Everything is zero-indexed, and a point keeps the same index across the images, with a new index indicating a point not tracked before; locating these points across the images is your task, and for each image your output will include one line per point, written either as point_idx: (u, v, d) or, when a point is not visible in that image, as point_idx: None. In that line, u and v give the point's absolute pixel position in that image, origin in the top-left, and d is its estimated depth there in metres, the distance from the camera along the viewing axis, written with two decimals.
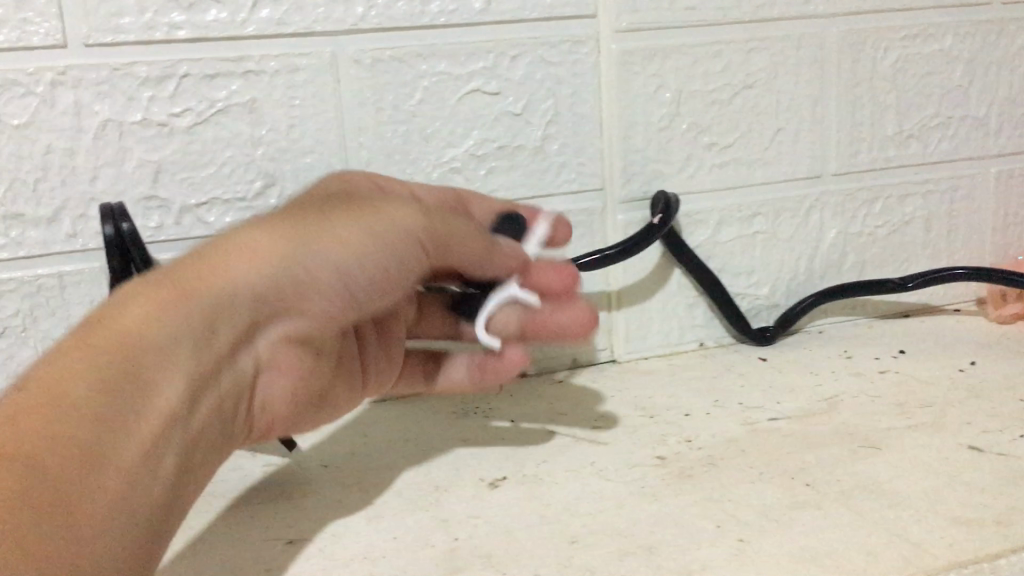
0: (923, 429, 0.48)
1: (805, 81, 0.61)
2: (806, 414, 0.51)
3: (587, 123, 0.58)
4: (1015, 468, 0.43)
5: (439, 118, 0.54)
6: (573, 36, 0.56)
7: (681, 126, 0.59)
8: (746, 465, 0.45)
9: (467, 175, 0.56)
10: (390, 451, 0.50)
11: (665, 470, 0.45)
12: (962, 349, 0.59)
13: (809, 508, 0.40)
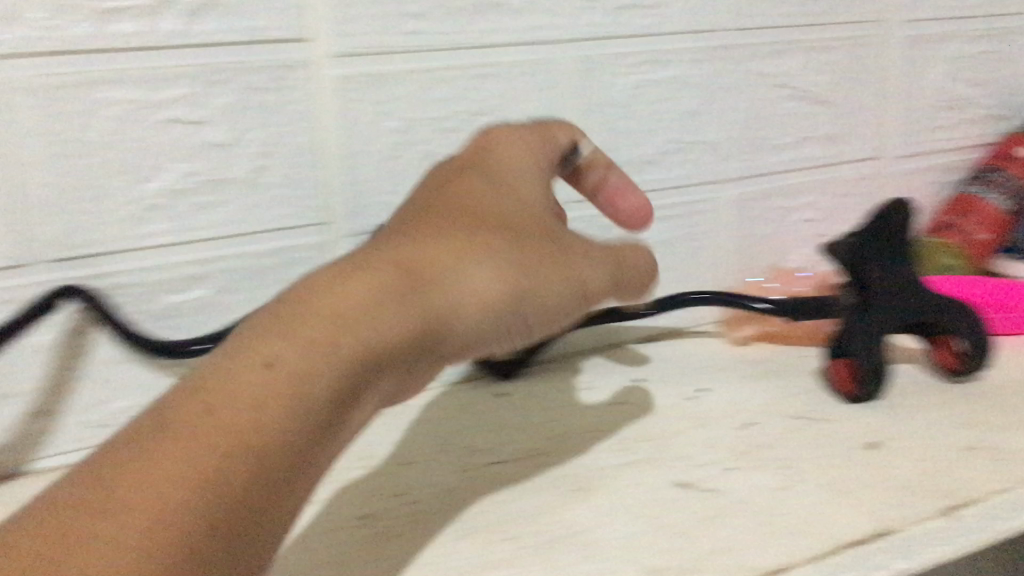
0: (639, 464, 0.47)
1: (536, 108, 0.60)
2: (525, 452, 0.50)
3: (303, 155, 0.54)
4: (716, 504, 0.43)
5: (129, 151, 0.49)
6: (282, 60, 0.51)
7: (405, 154, 0.57)
8: (452, 521, 0.43)
9: (168, 213, 0.51)
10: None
11: (363, 532, 0.42)
12: (696, 373, 0.60)
13: (511, 568, 0.39)
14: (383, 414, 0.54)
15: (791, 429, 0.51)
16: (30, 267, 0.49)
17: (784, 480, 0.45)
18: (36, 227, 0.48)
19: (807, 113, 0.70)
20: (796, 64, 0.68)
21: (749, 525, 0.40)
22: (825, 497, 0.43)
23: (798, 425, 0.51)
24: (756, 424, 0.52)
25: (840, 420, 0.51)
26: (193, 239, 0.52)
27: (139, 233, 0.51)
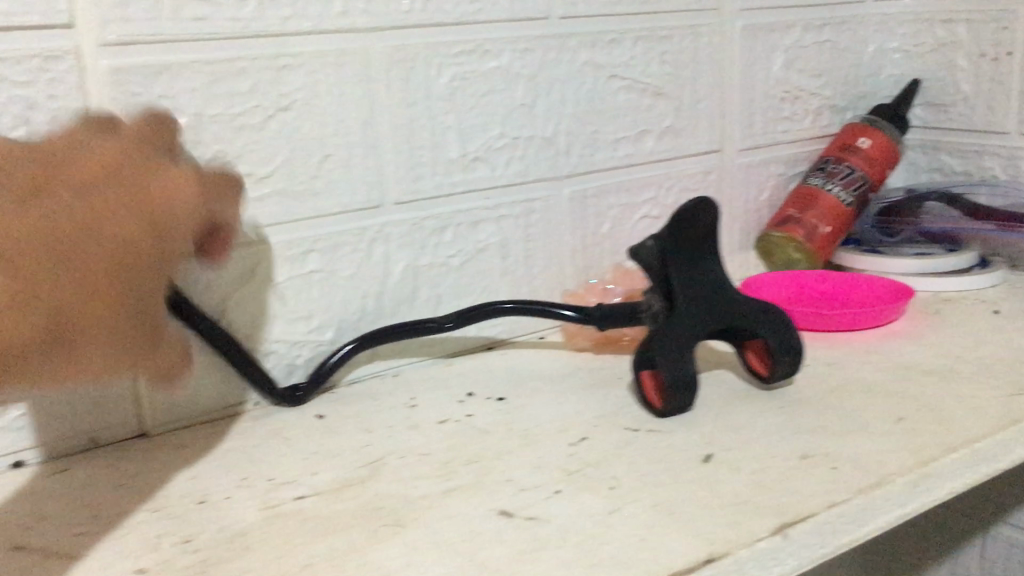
0: (926, 424, 0.45)
1: (770, 91, 0.71)
2: (800, 404, 0.48)
3: (542, 102, 0.60)
4: (933, 436, 0.44)
5: (404, 100, 0.55)
6: (539, 31, 0.59)
7: (649, 116, 0.65)
8: (741, 464, 0.42)
9: (434, 156, 0.57)
10: (372, 446, 0.47)
11: (649, 469, 0.42)
12: (989, 342, 0.56)
13: (814, 511, 0.37)
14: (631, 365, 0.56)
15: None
16: (330, 215, 0.54)
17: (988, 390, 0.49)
18: (341, 186, 0.54)
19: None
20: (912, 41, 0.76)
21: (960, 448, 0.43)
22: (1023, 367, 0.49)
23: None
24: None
25: None
26: (456, 179, 0.58)
27: (414, 175, 0.56)
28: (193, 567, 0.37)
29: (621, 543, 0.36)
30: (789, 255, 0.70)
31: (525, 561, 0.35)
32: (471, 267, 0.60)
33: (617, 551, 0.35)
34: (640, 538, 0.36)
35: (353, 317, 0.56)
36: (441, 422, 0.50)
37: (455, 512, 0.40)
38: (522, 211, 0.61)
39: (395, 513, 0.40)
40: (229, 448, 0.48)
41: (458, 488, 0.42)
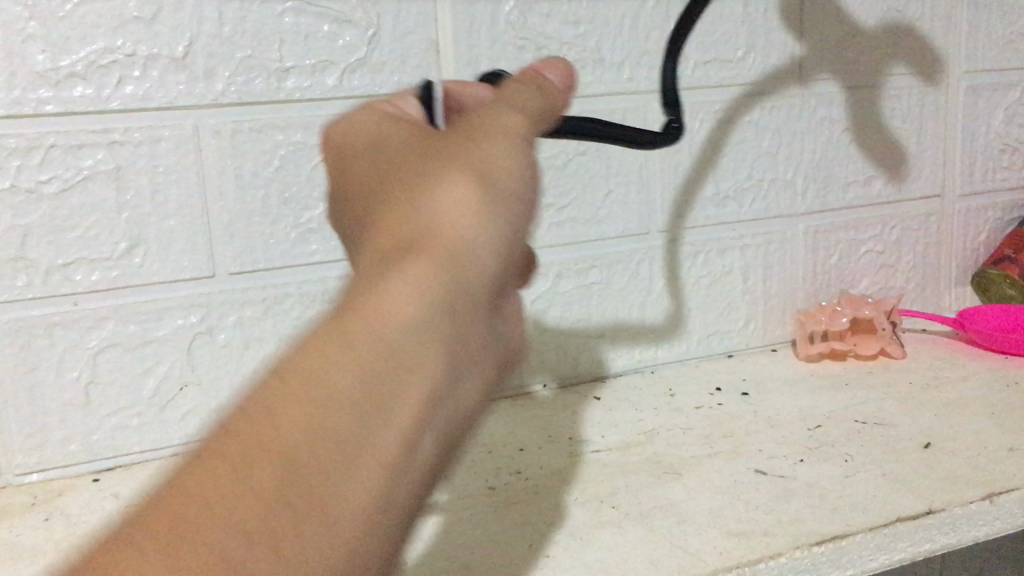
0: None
1: (990, 142, 0.78)
2: (1010, 409, 0.57)
3: (783, 149, 0.71)
4: None
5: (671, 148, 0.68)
6: (783, 91, 0.70)
7: (876, 163, 0.75)
8: (959, 451, 0.51)
9: (693, 194, 0.69)
10: (645, 421, 0.60)
11: (882, 450, 0.52)
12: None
13: (1019, 485, 0.47)
14: (857, 375, 0.66)
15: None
16: (610, 239, 0.67)
17: None
18: (619, 215, 0.67)
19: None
20: None
21: None
22: None
23: None
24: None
25: None
26: (709, 214, 0.70)
27: (676, 208, 0.69)
28: (531, 488, 0.50)
29: (858, 496, 0.47)
30: (1004, 291, 0.77)
31: (783, 503, 0.47)
32: (718, 286, 0.71)
33: (860, 500, 0.46)
34: (873, 494, 0.47)
35: (621, 323, 0.69)
36: (698, 407, 0.61)
37: (722, 468, 0.51)
38: (763, 242, 0.72)
39: (672, 466, 0.52)
40: (531, 415, 0.62)
41: (718, 453, 0.54)
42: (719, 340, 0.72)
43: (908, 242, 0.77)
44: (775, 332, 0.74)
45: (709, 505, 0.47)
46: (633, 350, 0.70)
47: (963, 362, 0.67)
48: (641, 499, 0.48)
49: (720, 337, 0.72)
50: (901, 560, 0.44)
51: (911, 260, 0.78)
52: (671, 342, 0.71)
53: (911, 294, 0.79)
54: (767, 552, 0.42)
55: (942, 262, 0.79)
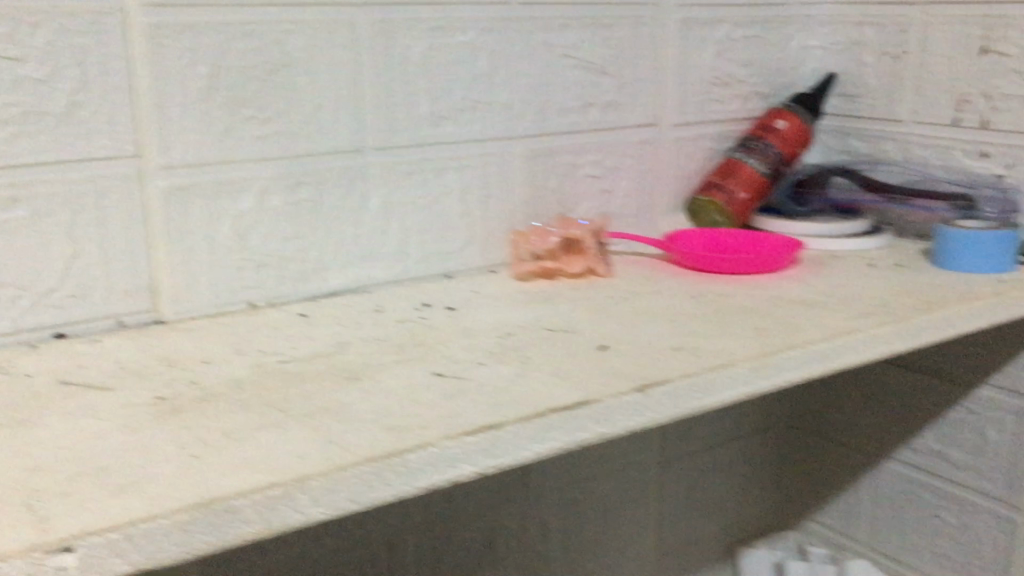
0: (778, 330, 0.58)
1: (701, 76, 0.82)
2: (686, 318, 0.60)
3: (499, 72, 0.72)
4: (779, 341, 0.56)
5: (383, 65, 0.67)
6: (498, 13, 0.71)
7: (591, 91, 0.77)
8: (625, 353, 0.54)
9: (407, 114, 0.68)
10: (343, 335, 0.59)
11: (555, 354, 0.54)
12: (856, 284, 0.68)
13: (669, 379, 0.50)
14: (562, 292, 0.68)
15: (907, 326, 0.59)
16: (319, 155, 0.66)
17: (837, 314, 0.61)
18: (329, 132, 0.66)
19: (987, 67, 0.76)
20: (826, 42, 0.88)
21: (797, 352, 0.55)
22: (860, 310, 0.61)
23: (877, 305, 0.63)
24: (883, 315, 0.60)
25: (916, 288, 0.66)
26: (425, 134, 0.69)
27: (389, 127, 0.68)
28: (202, 396, 0.49)
29: (521, 392, 0.48)
30: (712, 219, 0.82)
31: (447, 400, 0.48)
32: (436, 207, 0.71)
33: (525, 394, 0.48)
34: (536, 390, 0.49)
35: (333, 241, 0.68)
36: (400, 321, 0.62)
37: (402, 373, 0.52)
38: (481, 164, 0.73)
39: (354, 373, 0.52)
40: (228, 333, 0.60)
41: (405, 361, 0.54)
42: (438, 261, 0.72)
43: (624, 170, 0.80)
44: (494, 254, 0.75)
45: (377, 406, 0.47)
46: (348, 270, 0.69)
47: (661, 280, 0.71)
48: (306, 401, 0.48)
49: (439, 259, 0.72)
50: (554, 449, 0.46)
51: (627, 188, 0.81)
52: (387, 262, 0.70)
53: (629, 220, 0.82)
54: (418, 443, 0.42)
55: (657, 190, 0.83)
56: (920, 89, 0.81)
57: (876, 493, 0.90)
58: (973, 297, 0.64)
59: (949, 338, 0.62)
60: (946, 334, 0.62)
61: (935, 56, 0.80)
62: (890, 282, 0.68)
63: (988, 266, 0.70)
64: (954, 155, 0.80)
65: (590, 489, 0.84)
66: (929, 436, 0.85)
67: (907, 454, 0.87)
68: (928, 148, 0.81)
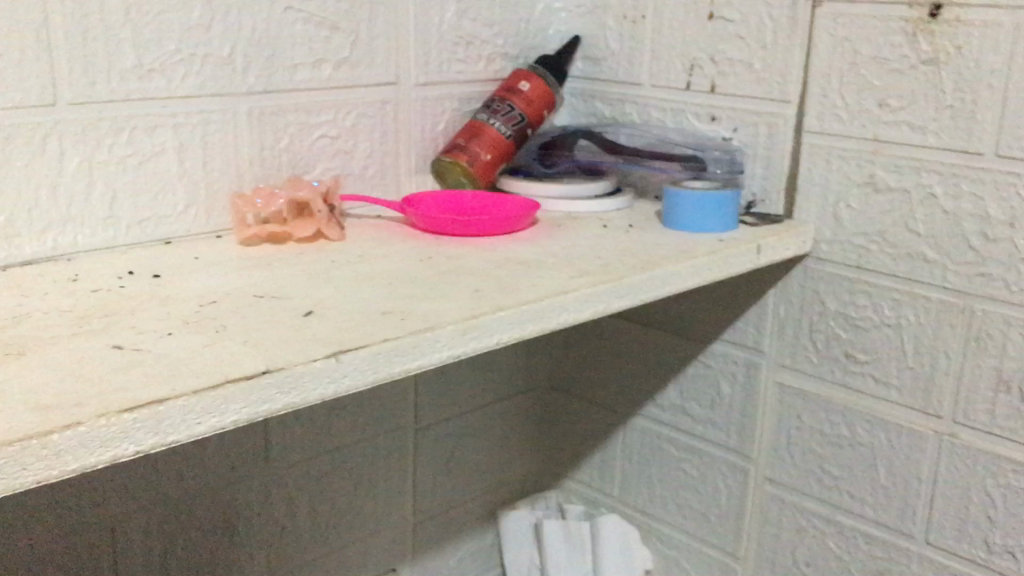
0: (494, 291, 0.57)
1: (442, 35, 0.81)
2: (405, 281, 0.59)
3: (218, 25, 0.67)
4: (492, 302, 0.55)
5: (76, 10, 0.60)
6: None
7: (324, 47, 0.73)
8: (329, 318, 0.52)
9: (110, 66, 0.63)
10: (23, 307, 0.53)
11: (254, 322, 0.51)
12: (585, 244, 0.68)
13: (369, 344, 0.48)
14: (286, 257, 0.64)
15: (622, 284, 0.60)
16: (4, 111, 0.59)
17: (557, 273, 0.61)
18: (14, 83, 0.59)
19: (714, 33, 0.78)
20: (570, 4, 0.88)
21: (511, 313, 0.54)
22: (580, 272, 0.61)
23: (599, 266, 0.63)
24: (600, 274, 0.61)
25: (643, 247, 0.68)
26: (131, 90, 0.64)
27: (87, 79, 0.62)
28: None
29: (201, 363, 0.45)
30: (457, 180, 0.81)
31: (115, 375, 0.44)
32: (150, 168, 0.66)
33: (205, 364, 0.45)
34: (219, 359, 0.46)
35: (26, 206, 0.61)
36: (93, 291, 0.56)
37: (76, 347, 0.47)
38: (200, 122, 0.68)
39: (19, 349, 0.47)
40: None
41: (84, 333, 0.49)
42: (154, 226, 0.67)
43: (364, 130, 0.78)
44: (220, 219, 0.71)
45: (30, 384, 0.42)
46: (45, 237, 0.62)
47: (394, 243, 0.69)
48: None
49: (155, 224, 0.67)
50: (232, 422, 0.43)
51: (368, 148, 0.78)
52: (94, 229, 0.64)
53: (371, 182, 0.79)
54: (64, 423, 0.38)
55: (400, 151, 0.81)
56: (656, 53, 0.83)
57: (627, 449, 0.93)
58: (691, 256, 0.66)
59: (666, 295, 0.63)
60: (664, 291, 0.63)
61: (668, 21, 0.81)
62: (618, 242, 0.69)
63: (713, 226, 0.73)
64: (688, 119, 0.82)
65: (340, 459, 0.82)
66: (671, 392, 0.88)
67: (653, 410, 0.89)
68: (665, 112, 0.83)
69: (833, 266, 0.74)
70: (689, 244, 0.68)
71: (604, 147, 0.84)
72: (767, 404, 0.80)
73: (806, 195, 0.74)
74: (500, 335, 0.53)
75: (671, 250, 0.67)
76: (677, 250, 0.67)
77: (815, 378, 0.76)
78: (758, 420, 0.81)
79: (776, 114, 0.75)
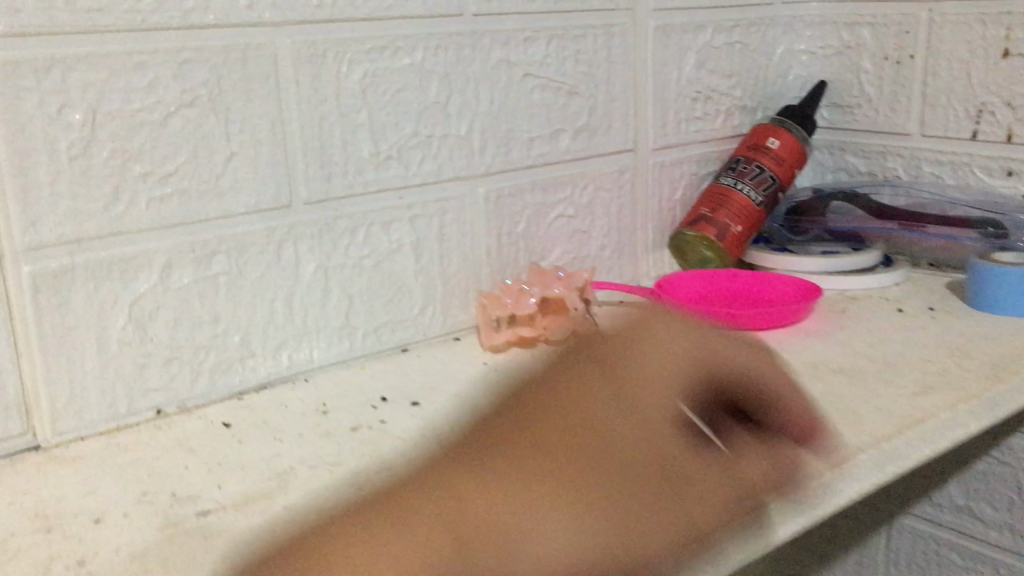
0: (833, 421, 0.47)
1: (681, 90, 0.71)
2: None
3: (455, 101, 0.59)
4: (842, 437, 0.44)
5: (312, 98, 0.53)
6: (452, 29, 0.57)
7: (560, 114, 0.64)
8: (602, 407, 0.39)
9: (346, 158, 0.55)
10: (282, 456, 0.45)
11: (502, 437, 0.38)
12: (896, 339, 0.57)
13: (732, 515, 0.38)
14: (551, 370, 0.55)
15: (980, 400, 0.49)
16: (239, 218, 0.51)
17: (890, 387, 0.50)
18: (247, 185, 0.51)
19: (1012, 73, 0.66)
20: (812, 46, 0.77)
21: (871, 453, 0.43)
22: (919, 386, 0.50)
23: (934, 372, 0.52)
24: (948, 388, 0.50)
25: (970, 342, 0.56)
26: (368, 183, 0.56)
27: (322, 174, 0.54)
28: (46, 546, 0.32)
29: None
30: (701, 254, 0.71)
31: (369, 563, 0.32)
32: (386, 268, 0.58)
33: (483, 533, 0.33)
34: (494, 515, 0.33)
35: (262, 323, 0.53)
36: (354, 429, 0.48)
37: (372, 525, 0.38)
38: (437, 211, 0.60)
39: (304, 533, 0.38)
40: (129, 462, 0.45)
41: (371, 498, 0.41)
42: (390, 333, 0.59)
43: (601, 205, 0.68)
44: (457, 317, 0.62)
45: None
46: (280, 355, 0.54)
47: None
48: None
49: (391, 330, 0.59)
50: None
51: (605, 225, 0.69)
52: (331, 341, 0.56)
53: (607, 263, 0.70)
54: None
55: (638, 225, 0.71)
56: (929, 98, 0.71)
57: (892, 553, 0.82)
58: None
59: None
60: None
61: (946, 61, 0.70)
62: (933, 334, 0.58)
63: None
64: (973, 174, 0.70)
65: None
66: (953, 491, 0.76)
67: (927, 511, 0.78)
68: (942, 166, 0.72)
69: None
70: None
71: (869, 209, 0.72)
72: None
73: None
74: (862, 482, 0.43)
75: (1010, 344, 0.55)
76: (1017, 346, 0.55)
77: None
78: None
79: None
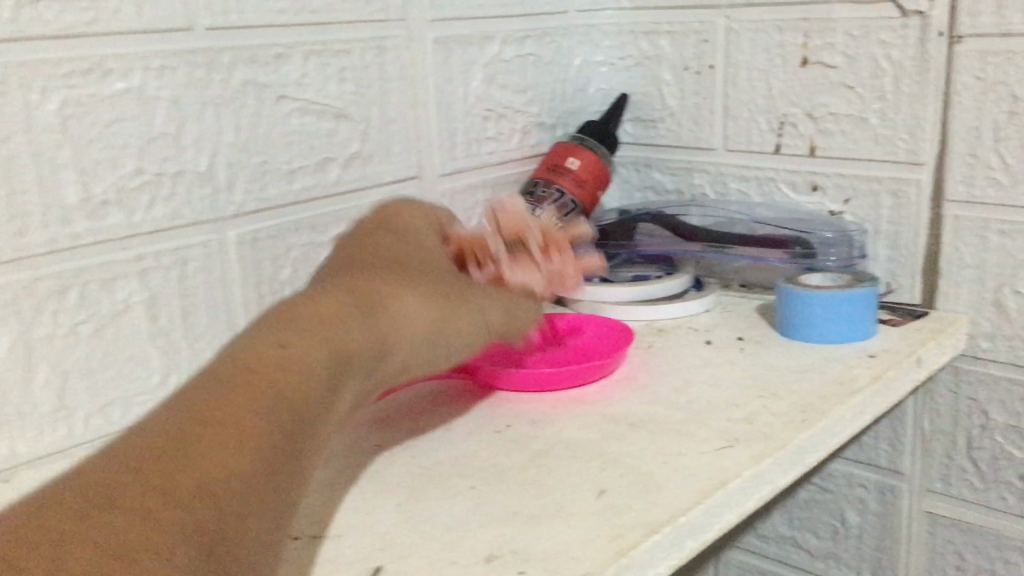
0: (627, 488, 0.41)
1: (469, 108, 0.64)
2: (496, 481, 0.42)
3: (192, 131, 0.50)
4: (634, 513, 0.38)
5: None
6: (182, 46, 0.48)
7: (325, 141, 0.56)
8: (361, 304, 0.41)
9: (46, 204, 0.45)
10: None
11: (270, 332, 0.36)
12: (702, 380, 0.52)
13: None
14: None
15: (787, 452, 0.44)
16: None
17: (692, 442, 0.44)
18: None
19: (811, 82, 0.63)
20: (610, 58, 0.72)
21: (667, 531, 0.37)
22: (723, 438, 0.45)
23: (741, 420, 0.47)
24: (753, 439, 0.44)
25: (779, 379, 0.51)
26: (81, 232, 0.46)
27: (13, 225, 0.44)
28: None
29: None
30: None
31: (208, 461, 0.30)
32: (111, 335, 0.48)
33: (201, 465, 0.29)
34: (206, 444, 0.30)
35: None
36: None
37: None
38: (176, 262, 0.50)
39: None
40: None
41: None
42: (123, 411, 0.49)
43: None
44: None
45: None
46: None
47: (449, 400, 0.52)
48: (14, 533, 0.26)
49: (124, 408, 0.50)
50: None
51: None
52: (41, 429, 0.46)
53: None
54: None
55: None
56: (731, 110, 0.67)
57: None
58: (852, 387, 0.50)
59: (837, 451, 0.47)
60: (832, 448, 0.47)
61: (745, 71, 0.66)
62: (742, 372, 0.53)
63: (842, 335, 0.56)
64: (779, 190, 0.66)
65: None
66: (776, 520, 0.72)
67: (752, 543, 0.74)
68: (747, 182, 0.68)
69: (999, 367, 0.58)
70: (836, 367, 0.52)
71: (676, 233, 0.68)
72: (911, 537, 0.65)
73: (953, 280, 0.59)
74: (657, 568, 0.37)
75: (819, 378, 0.51)
76: (825, 381, 0.51)
77: (980, 508, 0.61)
78: (898, 556, 0.65)
79: (906, 180, 0.60)
